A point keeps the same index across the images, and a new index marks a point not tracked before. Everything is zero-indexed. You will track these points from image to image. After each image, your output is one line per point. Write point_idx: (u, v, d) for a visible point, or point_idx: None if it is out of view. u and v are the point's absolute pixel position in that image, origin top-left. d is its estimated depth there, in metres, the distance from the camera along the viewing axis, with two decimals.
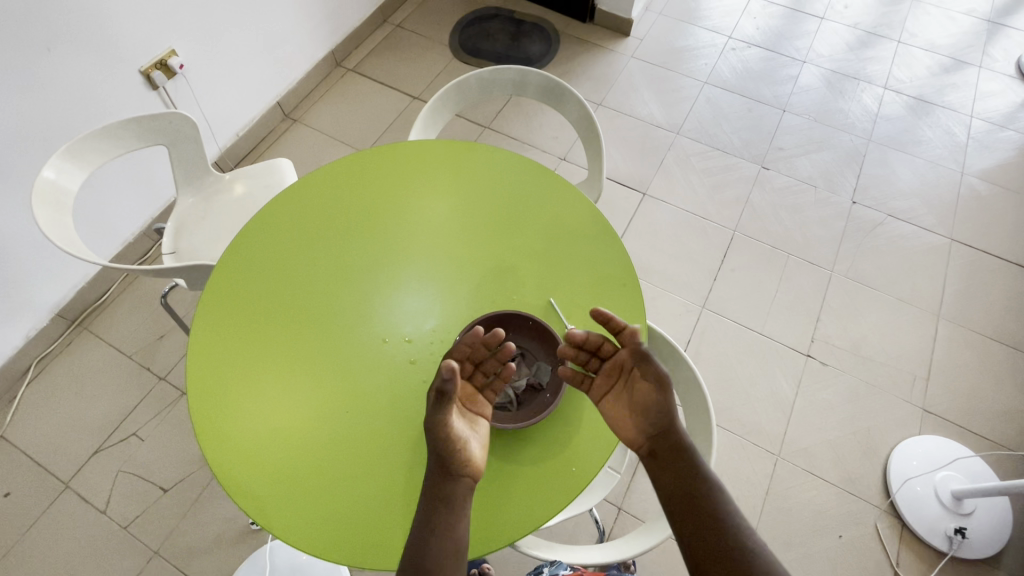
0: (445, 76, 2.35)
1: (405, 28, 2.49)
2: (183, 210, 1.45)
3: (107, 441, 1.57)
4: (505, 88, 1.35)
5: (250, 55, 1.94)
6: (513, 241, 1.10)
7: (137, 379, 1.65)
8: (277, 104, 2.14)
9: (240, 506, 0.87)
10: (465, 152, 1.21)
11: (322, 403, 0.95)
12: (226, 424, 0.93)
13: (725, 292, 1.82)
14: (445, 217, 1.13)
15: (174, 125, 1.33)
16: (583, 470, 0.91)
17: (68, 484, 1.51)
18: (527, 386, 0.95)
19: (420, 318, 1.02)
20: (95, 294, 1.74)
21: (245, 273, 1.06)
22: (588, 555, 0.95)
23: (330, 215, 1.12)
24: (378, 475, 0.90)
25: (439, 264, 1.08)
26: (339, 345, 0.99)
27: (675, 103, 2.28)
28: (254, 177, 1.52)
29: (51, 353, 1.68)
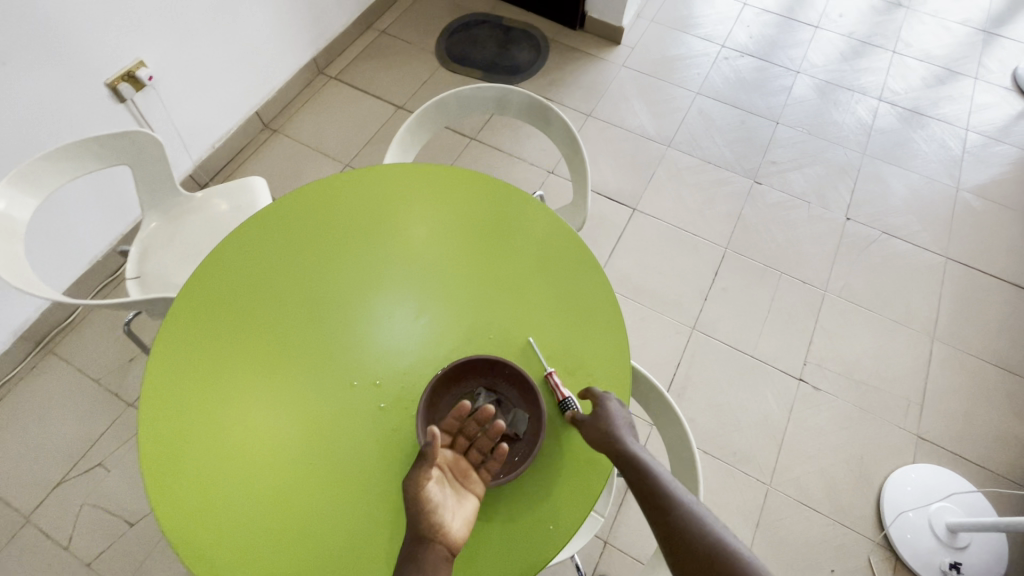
0: (431, 84, 2.28)
1: (390, 34, 2.43)
2: (148, 232, 1.39)
3: (72, 471, 1.50)
4: (485, 108, 1.29)
5: (226, 64, 1.87)
6: (490, 273, 1.04)
7: (105, 405, 1.59)
8: (256, 114, 2.07)
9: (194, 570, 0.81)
10: (442, 176, 1.16)
11: (288, 454, 0.89)
12: (183, 478, 0.86)
13: (716, 313, 1.77)
14: (420, 246, 1.06)
15: (137, 144, 1.27)
16: (560, 526, 0.86)
17: (29, 517, 1.44)
18: (502, 436, 0.88)
19: (390, 359, 0.96)
20: (62, 314, 1.67)
21: (205, 309, 0.99)
22: None
23: (297, 245, 1.05)
24: (345, 533, 0.85)
25: (411, 299, 1.01)
26: (302, 388, 0.93)
27: (667, 114, 2.23)
28: (226, 197, 1.46)
29: (14, 377, 1.61)
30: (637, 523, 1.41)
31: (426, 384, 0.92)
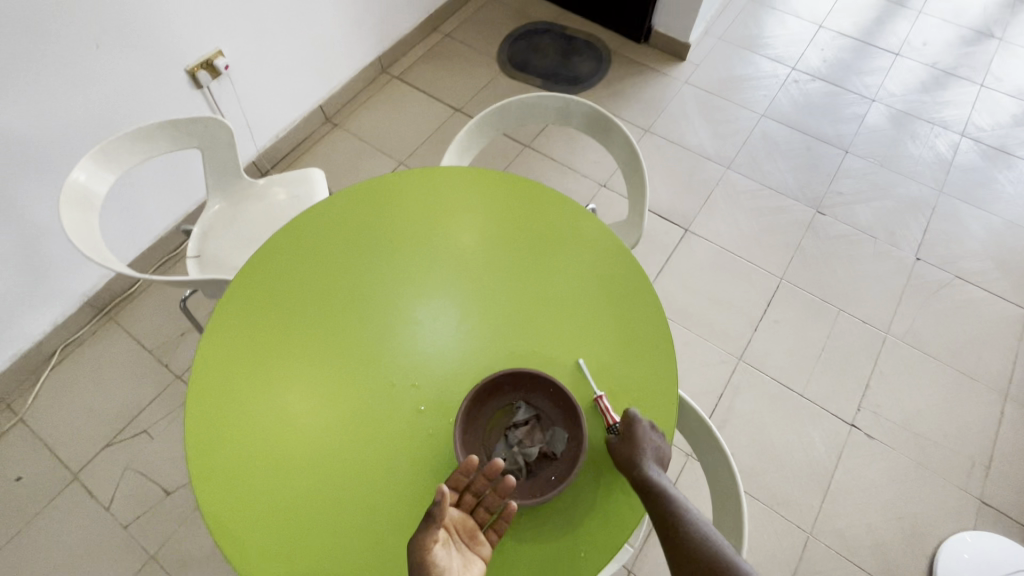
0: (490, 89, 2.30)
1: (454, 37, 2.46)
2: (211, 214, 1.44)
3: (119, 435, 1.57)
4: (546, 117, 1.28)
5: (297, 58, 1.93)
6: (537, 284, 1.03)
7: (155, 375, 1.66)
8: (320, 107, 2.13)
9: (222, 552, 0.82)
10: (496, 182, 1.15)
11: (323, 447, 0.89)
12: (220, 458, 0.88)
13: (765, 345, 1.69)
14: (468, 251, 1.06)
15: (209, 130, 1.32)
16: (591, 556, 0.82)
17: (77, 475, 1.51)
18: (539, 455, 0.85)
19: (431, 361, 0.96)
20: (125, 284, 1.76)
21: (258, 295, 1.02)
22: None
23: (349, 241, 1.07)
24: (371, 535, 0.84)
25: (456, 303, 1.01)
26: (343, 383, 0.94)
27: (728, 135, 2.16)
28: (285, 186, 1.50)
29: (77, 340, 1.71)
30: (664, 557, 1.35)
31: (466, 392, 0.91)
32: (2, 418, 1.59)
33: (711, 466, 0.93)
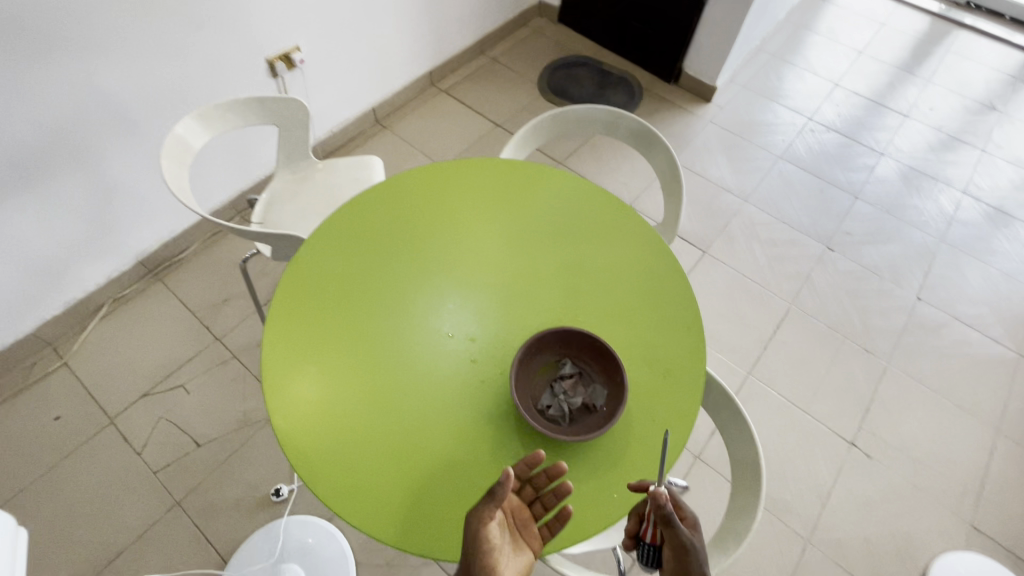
0: (530, 110, 2.48)
1: (500, 61, 2.66)
2: (277, 186, 1.57)
3: (157, 386, 1.64)
4: (596, 128, 1.43)
5: (361, 62, 2.11)
6: (584, 265, 1.14)
7: (195, 335, 1.74)
8: (372, 109, 2.30)
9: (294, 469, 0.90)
10: (550, 175, 1.28)
11: (384, 382, 0.98)
12: (293, 387, 0.97)
13: (773, 363, 1.79)
14: (522, 230, 1.18)
15: (289, 110, 1.47)
16: (624, 498, 0.90)
17: (113, 420, 1.58)
18: (581, 406, 0.95)
19: (484, 320, 1.06)
20: (177, 249, 1.87)
21: (333, 246, 1.13)
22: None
23: (418, 210, 1.20)
24: (423, 464, 0.91)
25: (509, 273, 1.12)
26: (405, 329, 1.04)
27: (747, 172, 2.32)
28: (346, 169, 1.62)
29: (126, 296, 1.80)
30: None
31: (517, 347, 1.00)
32: (49, 358, 1.67)
33: (735, 438, 1.01)
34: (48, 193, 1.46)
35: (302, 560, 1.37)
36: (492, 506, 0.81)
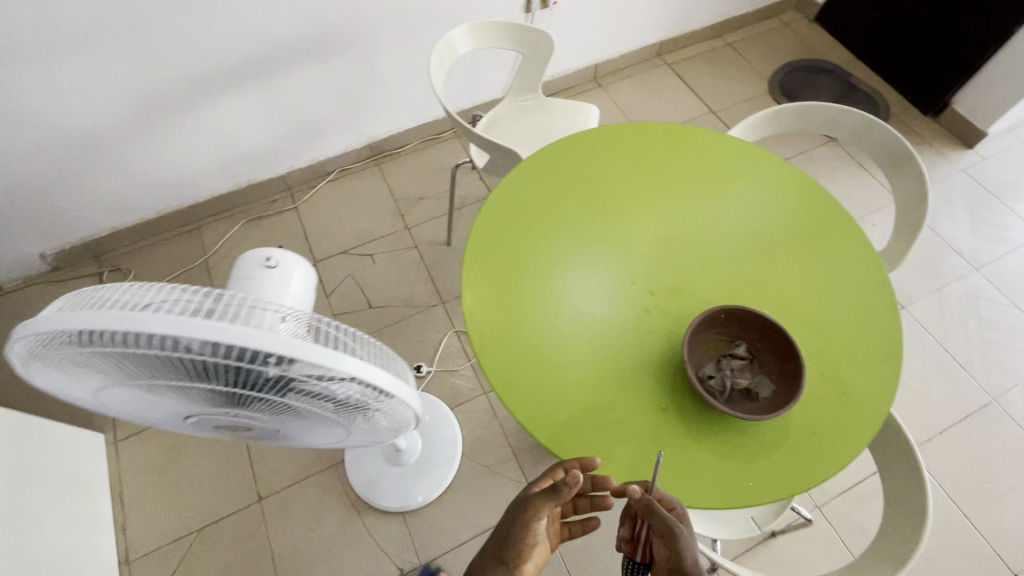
0: (751, 105, 2.34)
1: (735, 48, 2.52)
2: (505, 107, 1.70)
3: (353, 249, 1.93)
4: (840, 133, 1.31)
5: (604, 17, 2.15)
6: (788, 262, 1.09)
7: (392, 219, 2.00)
8: (595, 65, 2.34)
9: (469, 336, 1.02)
10: (776, 165, 1.24)
11: (564, 300, 1.05)
12: (486, 270, 1.09)
13: (943, 451, 1.56)
14: (733, 209, 1.16)
15: (538, 43, 1.55)
16: (761, 488, 0.89)
17: (316, 264, 1.90)
18: (743, 389, 0.93)
19: (670, 278, 1.07)
20: (398, 143, 2.14)
21: (550, 170, 1.22)
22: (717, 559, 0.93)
23: (634, 161, 1.24)
24: (580, 381, 0.97)
25: (707, 245, 1.11)
26: (594, 262, 1.10)
27: (991, 239, 1.97)
28: (565, 112, 1.70)
29: (350, 169, 2.11)
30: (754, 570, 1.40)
31: (698, 314, 1.02)
32: (284, 201, 2.03)
33: (904, 490, 0.92)
34: (331, 67, 1.75)
35: (422, 431, 1.56)
36: (549, 503, 0.90)
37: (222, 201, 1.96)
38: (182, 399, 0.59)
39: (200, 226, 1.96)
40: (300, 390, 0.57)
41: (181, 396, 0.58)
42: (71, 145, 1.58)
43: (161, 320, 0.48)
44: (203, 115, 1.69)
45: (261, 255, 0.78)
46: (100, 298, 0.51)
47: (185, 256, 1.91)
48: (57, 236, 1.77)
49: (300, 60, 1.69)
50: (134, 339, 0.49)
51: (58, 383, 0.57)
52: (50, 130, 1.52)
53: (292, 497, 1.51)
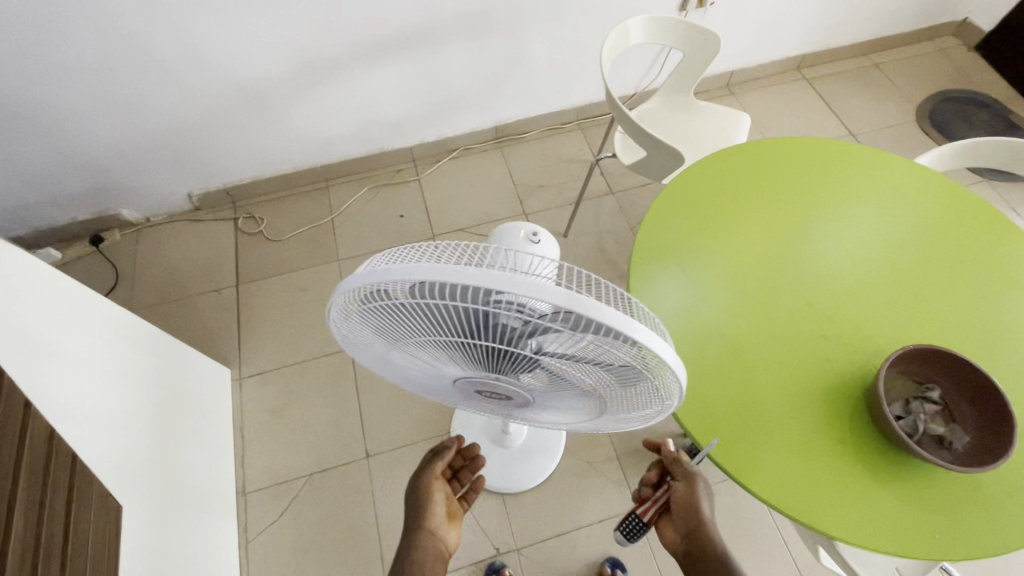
0: (895, 132, 2.20)
1: (883, 70, 2.37)
2: (655, 108, 1.67)
3: (471, 228, 1.96)
4: None
5: (754, 23, 2.06)
6: (979, 308, 1.04)
7: (511, 203, 2.02)
8: (732, 72, 2.26)
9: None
10: (966, 204, 1.18)
11: (735, 312, 1.04)
12: (651, 278, 1.08)
13: None
14: (917, 245, 1.11)
15: (704, 44, 1.49)
16: (946, 543, 0.85)
17: (435, 237, 1.94)
18: (935, 436, 0.88)
19: (849, 307, 1.04)
20: (523, 128, 2.14)
21: (721, 179, 1.20)
22: None
23: (810, 180, 1.20)
24: (750, 398, 0.96)
25: (890, 278, 1.07)
26: (767, 278, 1.08)
27: None
28: (715, 117, 1.64)
29: (473, 149, 2.13)
30: None
31: (886, 353, 0.99)
32: (408, 172, 2.08)
33: None
34: (481, 46, 1.77)
35: None
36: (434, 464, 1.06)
37: (353, 165, 2.03)
38: (452, 359, 0.60)
39: (329, 186, 2.04)
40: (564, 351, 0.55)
41: (450, 355, 0.59)
42: (238, 95, 1.66)
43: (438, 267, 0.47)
44: (358, 79, 1.74)
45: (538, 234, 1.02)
46: (390, 257, 0.54)
47: (313, 212, 1.98)
48: (205, 178, 1.88)
49: (456, 37, 1.71)
50: (420, 289, 0.50)
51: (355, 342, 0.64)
52: (225, 78, 1.60)
53: (399, 459, 1.56)
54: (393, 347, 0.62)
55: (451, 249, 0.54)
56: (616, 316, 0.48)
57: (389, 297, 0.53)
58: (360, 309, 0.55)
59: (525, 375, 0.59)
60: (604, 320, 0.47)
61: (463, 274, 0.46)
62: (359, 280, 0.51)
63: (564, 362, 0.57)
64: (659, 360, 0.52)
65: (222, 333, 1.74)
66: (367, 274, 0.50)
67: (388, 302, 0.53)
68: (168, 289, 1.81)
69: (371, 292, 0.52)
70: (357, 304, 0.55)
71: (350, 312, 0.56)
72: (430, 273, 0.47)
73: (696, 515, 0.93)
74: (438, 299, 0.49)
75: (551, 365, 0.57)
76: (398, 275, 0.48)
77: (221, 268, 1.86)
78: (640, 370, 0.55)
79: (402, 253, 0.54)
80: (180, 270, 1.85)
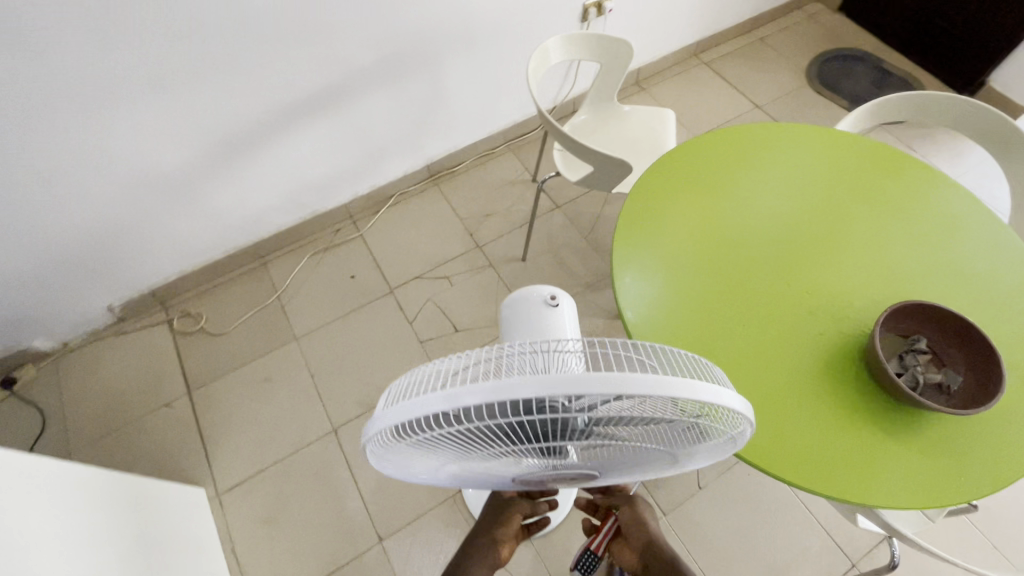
0: (793, 97, 2.37)
1: (767, 42, 2.56)
2: (583, 121, 1.69)
3: (428, 272, 1.90)
4: (941, 119, 1.37)
5: (650, 20, 2.15)
6: (932, 254, 1.12)
7: (461, 239, 1.97)
8: (638, 69, 2.35)
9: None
10: (893, 160, 1.27)
11: (725, 308, 1.06)
12: (637, 293, 1.08)
13: None
14: (862, 207, 1.19)
15: (618, 51, 1.53)
16: (972, 482, 0.90)
17: (393, 290, 1.86)
18: (934, 384, 0.94)
19: (823, 278, 1.09)
20: (454, 162, 2.11)
21: (676, 180, 1.23)
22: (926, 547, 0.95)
23: (753, 165, 1.25)
24: (763, 390, 0.98)
25: (850, 243, 1.14)
26: (744, 268, 1.11)
27: None
28: (642, 117, 1.69)
29: (410, 192, 2.07)
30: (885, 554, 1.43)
31: (874, 316, 1.03)
32: (348, 229, 1.99)
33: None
34: (399, 91, 1.72)
35: None
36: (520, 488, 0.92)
37: (288, 235, 1.91)
38: (505, 463, 0.55)
39: (267, 262, 1.91)
40: (625, 424, 0.51)
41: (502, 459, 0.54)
42: (146, 189, 1.51)
43: (480, 388, 0.43)
44: (277, 147, 1.64)
45: (541, 292, 0.77)
46: (416, 383, 0.49)
47: (255, 294, 1.84)
48: (125, 285, 1.69)
49: (370, 86, 1.65)
50: (463, 413, 0.45)
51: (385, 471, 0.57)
52: (129, 175, 1.46)
53: (415, 534, 1.47)
54: (439, 464, 0.57)
55: (474, 356, 0.49)
56: (675, 383, 0.45)
57: (425, 431, 0.47)
58: (398, 444, 0.50)
59: (584, 456, 0.56)
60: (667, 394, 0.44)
61: (514, 390, 0.42)
62: (393, 422, 0.46)
63: (624, 434, 0.53)
64: (723, 409, 0.50)
65: (185, 450, 1.57)
66: (402, 414, 0.45)
67: (427, 434, 0.48)
68: (109, 417, 1.61)
69: (408, 428, 0.47)
70: (391, 441, 0.50)
71: (387, 448, 0.51)
72: (474, 398, 0.43)
73: (643, 527, 0.91)
74: (485, 419, 0.45)
75: (610, 443, 0.54)
76: (440, 408, 0.43)
77: (167, 378, 1.68)
78: (708, 421, 0.52)
79: (426, 375, 0.49)
80: (118, 392, 1.65)
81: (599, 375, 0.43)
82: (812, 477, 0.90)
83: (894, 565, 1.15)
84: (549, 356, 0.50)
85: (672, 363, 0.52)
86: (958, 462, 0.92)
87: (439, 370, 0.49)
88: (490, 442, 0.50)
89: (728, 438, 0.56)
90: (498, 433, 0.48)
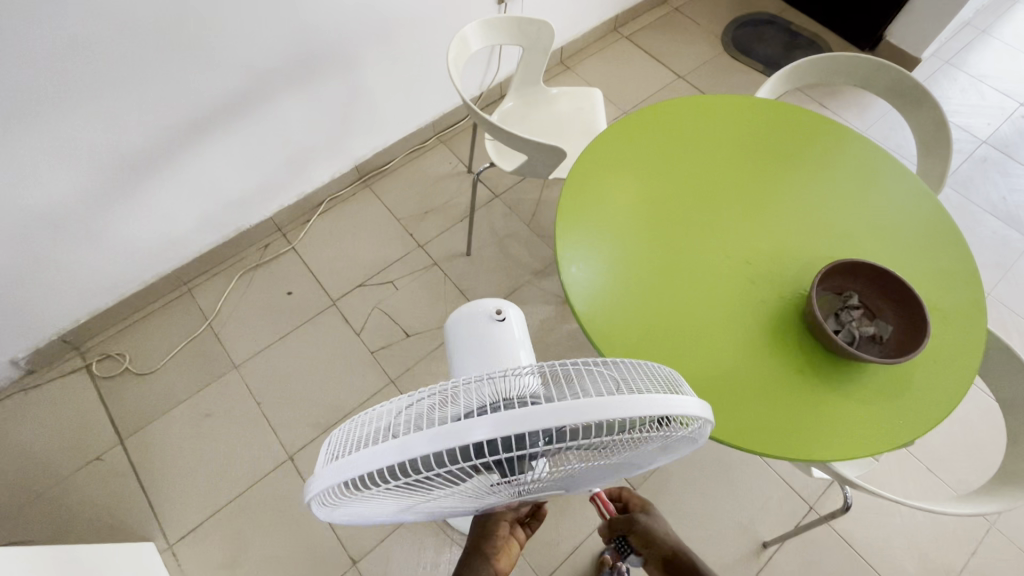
0: (713, 65, 2.42)
1: (682, 12, 2.59)
2: (512, 108, 1.65)
3: (370, 279, 1.82)
4: (850, 78, 1.44)
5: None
6: (856, 210, 1.18)
7: (402, 240, 1.90)
8: (562, 48, 2.32)
9: (601, 353, 1.00)
10: (814, 122, 1.32)
11: (671, 286, 1.07)
12: (584, 280, 1.07)
13: None
14: (789, 171, 1.23)
15: (539, 34, 1.49)
16: (911, 424, 0.96)
17: (335, 302, 1.77)
18: (869, 336, 0.99)
19: (760, 245, 1.12)
20: (384, 160, 2.02)
21: (612, 162, 1.22)
22: (874, 490, 1.01)
23: (684, 140, 1.26)
24: (714, 362, 1.00)
25: (781, 208, 1.17)
26: (685, 243, 1.12)
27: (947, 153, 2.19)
28: (571, 99, 1.67)
29: (341, 196, 1.97)
30: (838, 492, 1.53)
31: (809, 278, 1.07)
32: (279, 243, 1.87)
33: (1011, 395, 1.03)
34: (314, 92, 1.61)
35: None
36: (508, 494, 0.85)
37: (212, 256, 1.77)
38: (470, 494, 0.54)
39: (193, 288, 1.77)
40: (589, 444, 0.49)
41: (465, 491, 0.53)
42: (35, 227, 1.34)
43: (427, 437, 0.41)
44: (186, 165, 1.50)
45: (485, 307, 0.79)
46: (362, 434, 0.47)
47: (183, 325, 1.70)
48: (29, 334, 1.51)
49: (280, 90, 1.54)
50: (413, 461, 0.44)
51: (343, 519, 0.54)
52: (14, 217, 1.29)
53: (390, 552, 1.42)
54: (401, 505, 0.55)
55: (424, 399, 0.48)
56: (634, 403, 0.44)
57: (379, 482, 0.45)
58: (351, 498, 0.48)
59: (551, 475, 0.55)
60: (625, 416, 0.43)
61: (465, 431, 0.41)
62: (338, 480, 0.44)
63: (588, 452, 0.52)
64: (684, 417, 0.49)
65: (127, 504, 1.44)
66: (346, 471, 0.43)
67: (382, 485, 0.46)
68: (32, 482, 1.45)
69: (359, 482, 0.45)
70: (345, 494, 0.47)
71: (340, 502, 0.49)
72: (422, 447, 0.41)
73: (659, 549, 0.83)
74: (439, 463, 0.44)
75: (576, 460, 0.53)
76: (389, 459, 0.42)
77: (93, 430, 1.53)
78: (670, 428, 0.51)
79: (375, 423, 0.47)
80: (38, 453, 1.49)
81: (550, 406, 0.42)
82: (770, 441, 0.93)
83: (847, 506, 1.22)
84: (499, 388, 0.50)
85: (630, 375, 0.51)
86: (897, 407, 0.98)
87: (386, 415, 0.48)
88: (448, 481, 0.49)
89: (694, 437, 0.56)
90: (454, 473, 0.47)
